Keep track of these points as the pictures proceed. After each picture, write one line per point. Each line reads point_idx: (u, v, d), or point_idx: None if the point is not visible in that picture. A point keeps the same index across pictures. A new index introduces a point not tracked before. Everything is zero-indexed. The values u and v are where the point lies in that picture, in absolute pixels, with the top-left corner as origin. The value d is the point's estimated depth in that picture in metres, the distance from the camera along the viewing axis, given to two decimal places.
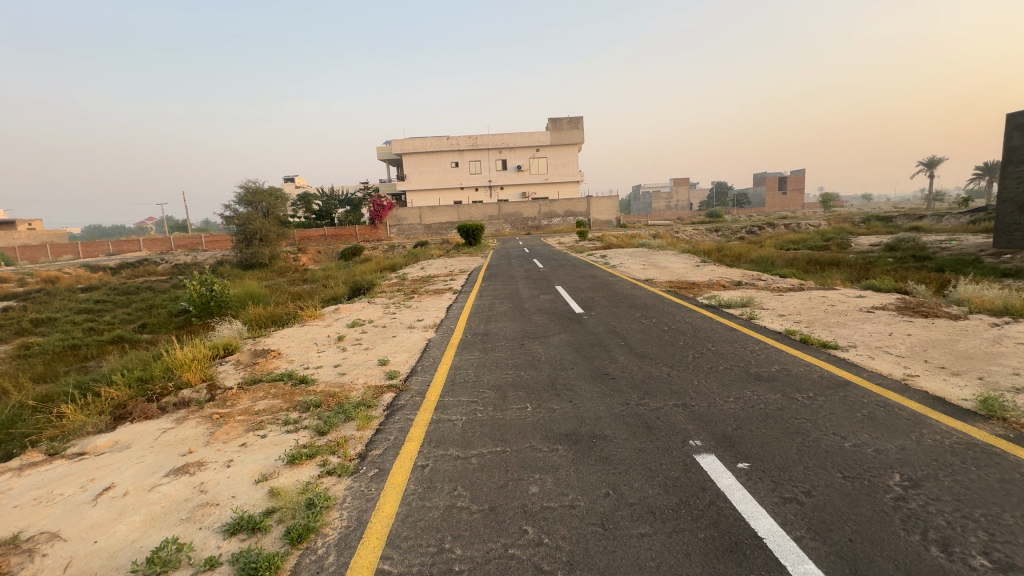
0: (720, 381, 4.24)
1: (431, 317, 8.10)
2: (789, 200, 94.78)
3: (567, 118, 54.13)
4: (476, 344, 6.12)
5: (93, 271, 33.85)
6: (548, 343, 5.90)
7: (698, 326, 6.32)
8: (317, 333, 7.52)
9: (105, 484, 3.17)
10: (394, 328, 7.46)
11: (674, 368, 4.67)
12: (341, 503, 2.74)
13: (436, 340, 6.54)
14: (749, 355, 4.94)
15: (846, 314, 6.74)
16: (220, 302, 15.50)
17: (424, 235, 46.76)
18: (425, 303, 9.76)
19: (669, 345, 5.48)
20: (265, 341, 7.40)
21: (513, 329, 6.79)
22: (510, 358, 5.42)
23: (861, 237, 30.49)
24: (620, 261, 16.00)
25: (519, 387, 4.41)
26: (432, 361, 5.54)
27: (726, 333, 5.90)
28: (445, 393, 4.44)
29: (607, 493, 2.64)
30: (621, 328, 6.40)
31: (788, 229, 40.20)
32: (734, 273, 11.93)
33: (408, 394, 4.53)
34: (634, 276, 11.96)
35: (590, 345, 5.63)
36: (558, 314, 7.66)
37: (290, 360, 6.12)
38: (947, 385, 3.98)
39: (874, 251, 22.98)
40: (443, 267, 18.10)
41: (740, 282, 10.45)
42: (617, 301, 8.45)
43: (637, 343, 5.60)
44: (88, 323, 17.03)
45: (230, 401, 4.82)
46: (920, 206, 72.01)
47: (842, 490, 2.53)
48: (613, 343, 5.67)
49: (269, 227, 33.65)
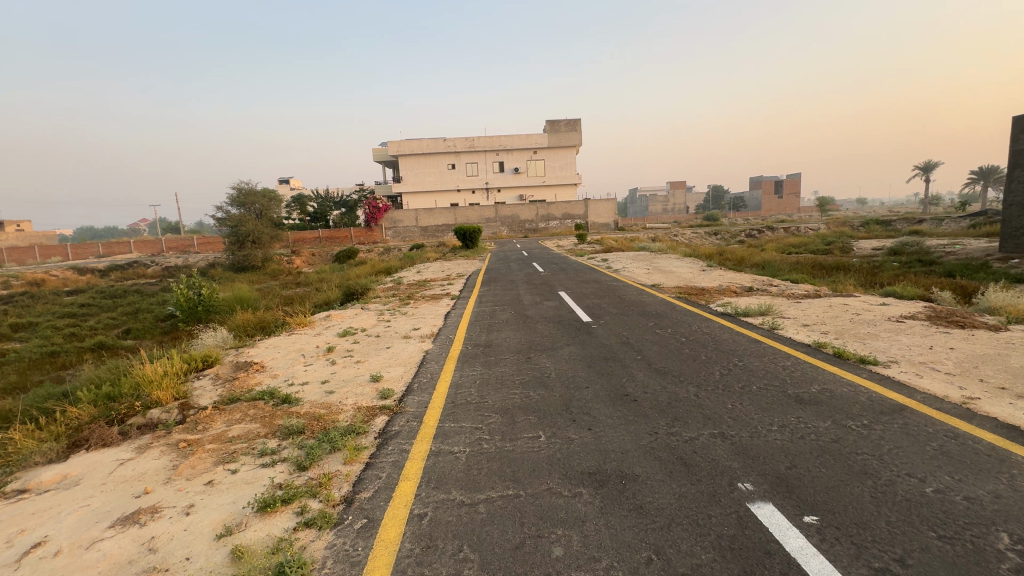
0: (757, 404, 3.75)
1: (427, 326, 7.56)
2: (786, 204, 94.81)
3: (565, 120, 53.86)
4: (477, 359, 5.58)
5: (81, 273, 33.05)
6: (557, 358, 5.36)
7: (718, 337, 5.83)
8: (304, 344, 6.96)
9: (37, 539, 2.63)
10: (389, 338, 6.93)
11: (702, 388, 4.17)
12: (320, 570, 2.22)
13: (434, 352, 6.00)
14: (782, 372, 4.46)
15: (875, 324, 6.25)
16: (208, 307, 14.94)
17: (420, 238, 46.24)
18: (420, 310, 9.21)
19: (690, 359, 5.00)
20: (248, 352, 6.84)
21: (517, 340, 6.27)
22: (516, 374, 4.90)
23: (862, 241, 30.14)
24: (623, 265, 15.55)
25: (529, 411, 3.89)
26: (430, 377, 5.02)
27: (751, 345, 5.42)
28: (445, 417, 3.92)
29: (649, 557, 2.14)
30: (635, 339, 5.90)
31: (787, 233, 39.85)
32: (743, 279, 11.48)
33: (403, 419, 4.00)
34: (639, 281, 11.48)
35: (603, 360, 5.12)
36: (564, 323, 7.15)
37: (273, 375, 5.58)
38: (1017, 412, 3.48)
39: (877, 256, 22.62)
40: (440, 271, 17.56)
41: (752, 288, 10.01)
42: (627, 309, 7.96)
43: (655, 357, 5.10)
44: (71, 327, 16.41)
45: (202, 425, 4.28)
46: (915, 210, 72.11)
47: (943, 558, 2.03)
48: (629, 357, 5.16)
49: (262, 229, 33.07)
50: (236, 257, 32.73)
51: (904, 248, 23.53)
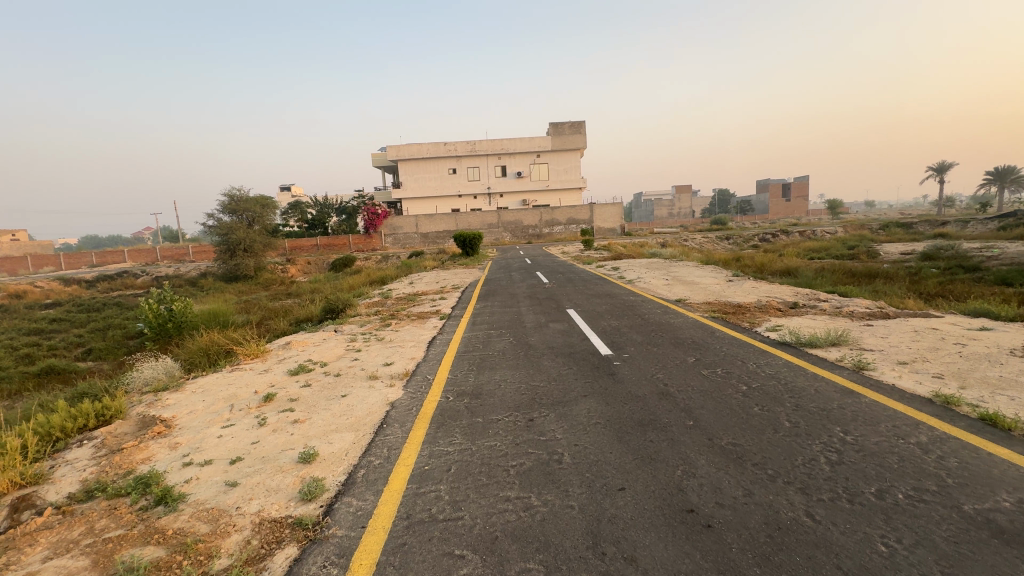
0: (934, 550, 2.10)
1: (403, 361, 5.95)
2: (794, 207, 92.51)
3: (568, 123, 52.56)
4: (458, 421, 3.94)
5: (66, 284, 31.69)
6: (569, 422, 3.73)
7: (794, 387, 4.17)
8: (239, 389, 5.35)
9: None
10: (350, 380, 5.33)
11: (813, 498, 2.54)
12: None
13: (402, 407, 4.35)
14: (927, 463, 2.83)
15: (1000, 363, 4.59)
16: (179, 324, 13.46)
17: (419, 244, 44.70)
18: (401, 335, 7.62)
19: (768, 430, 3.37)
20: (166, 399, 5.27)
21: (516, 386, 4.66)
22: (510, 455, 3.26)
23: (887, 246, 28.13)
24: (637, 275, 13.93)
25: (533, 553, 2.26)
26: (384, 458, 3.38)
27: (848, 402, 3.78)
28: (388, 562, 2.29)
29: None
30: (677, 389, 4.29)
31: (803, 238, 37.80)
32: (782, 292, 9.83)
33: (317, 558, 2.38)
34: (661, 296, 9.82)
35: (639, 428, 3.50)
36: (577, 357, 5.54)
37: (171, 446, 3.97)
38: None
39: (910, 261, 20.75)
40: (434, 282, 15.92)
41: (798, 305, 8.38)
42: (654, 336, 6.32)
43: (715, 426, 3.47)
44: (32, 346, 14.98)
45: (10, 553, 2.68)
46: (930, 212, 69.52)
47: None
48: (676, 425, 3.53)
49: (254, 237, 31.65)
50: (228, 265, 31.40)
51: (938, 251, 21.59)
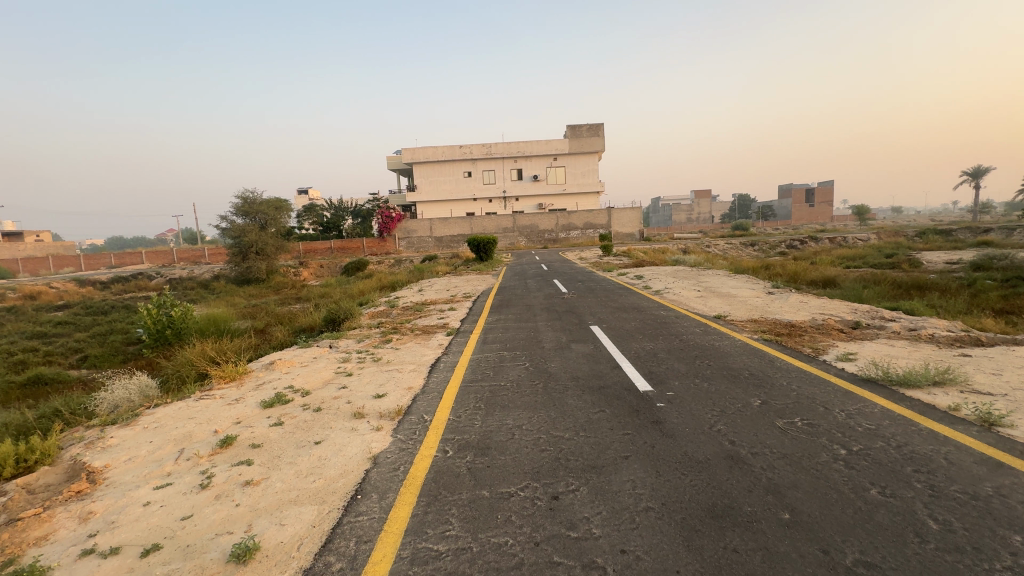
0: None
1: (397, 392, 4.95)
2: (819, 212, 89.38)
3: (587, 125, 51.47)
4: (456, 495, 2.91)
5: (82, 286, 31.62)
6: (611, 504, 2.68)
7: (914, 455, 3.05)
8: (198, 426, 4.40)
9: None
10: (331, 418, 4.33)
11: None
12: None
13: (386, 466, 3.34)
14: None
15: None
16: (178, 330, 12.70)
17: (433, 249, 43.98)
18: (401, 355, 6.66)
19: (910, 537, 2.27)
20: (111, 437, 4.34)
21: (533, 438, 3.60)
22: (526, 567, 2.22)
23: (927, 254, 26.29)
24: (665, 285, 12.78)
25: None
26: (348, 562, 2.37)
27: (1005, 485, 2.66)
28: None
29: None
30: (750, 451, 3.20)
31: (833, 245, 35.87)
32: (837, 309, 8.59)
33: None
34: (696, 310, 8.69)
35: (713, 524, 2.44)
36: (608, 394, 4.47)
37: (82, 517, 3.02)
38: None
39: (960, 272, 19.10)
40: (445, 289, 14.99)
41: (862, 326, 7.17)
42: (702, 366, 5.20)
43: (826, 524, 2.39)
44: (31, 352, 14.41)
45: None
46: (965, 217, 66.26)
47: None
48: (766, 520, 2.45)
49: (267, 239, 31.16)
50: (241, 269, 31.12)
51: (989, 260, 19.85)
